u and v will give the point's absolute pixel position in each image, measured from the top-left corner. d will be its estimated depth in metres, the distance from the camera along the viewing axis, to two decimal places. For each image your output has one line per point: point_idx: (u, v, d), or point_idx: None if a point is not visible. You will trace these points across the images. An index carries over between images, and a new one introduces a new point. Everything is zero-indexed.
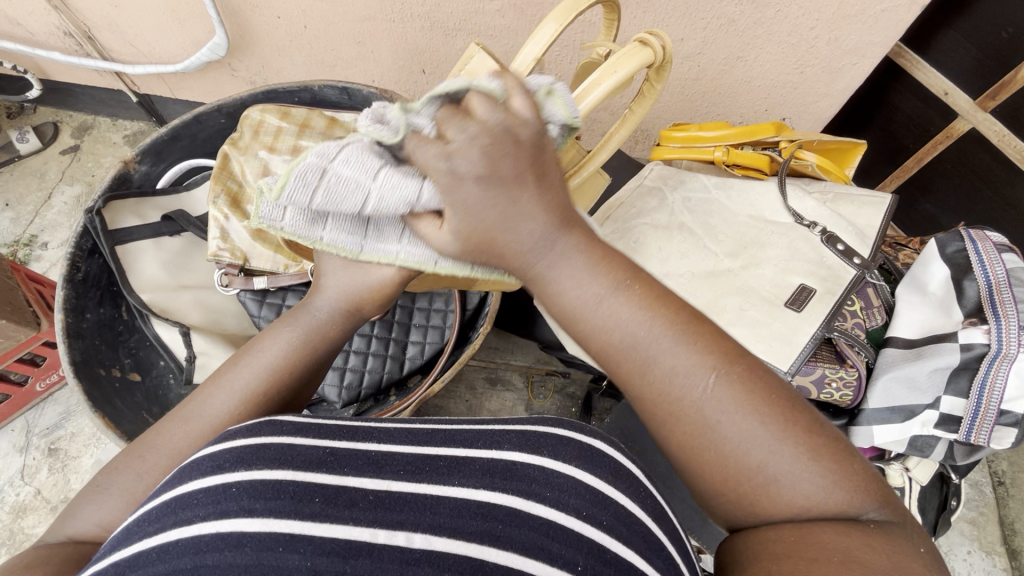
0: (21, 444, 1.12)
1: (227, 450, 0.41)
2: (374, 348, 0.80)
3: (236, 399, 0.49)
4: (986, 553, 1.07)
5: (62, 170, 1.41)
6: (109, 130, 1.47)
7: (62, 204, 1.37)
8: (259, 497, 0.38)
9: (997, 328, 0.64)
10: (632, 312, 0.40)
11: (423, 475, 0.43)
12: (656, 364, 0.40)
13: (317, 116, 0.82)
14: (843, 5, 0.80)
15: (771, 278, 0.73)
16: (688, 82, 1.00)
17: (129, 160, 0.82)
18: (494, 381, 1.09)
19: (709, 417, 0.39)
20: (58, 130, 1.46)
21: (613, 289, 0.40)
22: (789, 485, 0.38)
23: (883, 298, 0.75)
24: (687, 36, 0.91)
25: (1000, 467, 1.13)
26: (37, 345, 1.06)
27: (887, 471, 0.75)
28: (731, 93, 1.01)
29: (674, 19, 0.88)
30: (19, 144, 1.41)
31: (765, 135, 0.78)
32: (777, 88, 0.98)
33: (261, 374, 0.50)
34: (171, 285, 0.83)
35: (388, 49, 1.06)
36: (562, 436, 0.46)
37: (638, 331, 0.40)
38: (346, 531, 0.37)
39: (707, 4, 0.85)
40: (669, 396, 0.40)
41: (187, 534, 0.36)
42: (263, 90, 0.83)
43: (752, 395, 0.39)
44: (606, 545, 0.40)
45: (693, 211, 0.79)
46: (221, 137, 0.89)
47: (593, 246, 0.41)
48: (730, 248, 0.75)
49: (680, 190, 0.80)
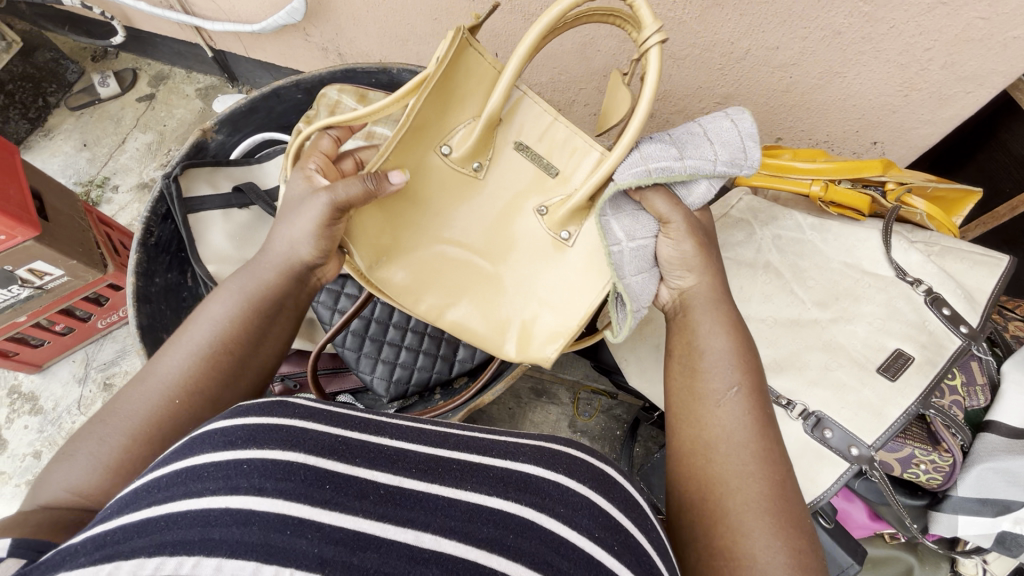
0: (80, 375, 1.19)
1: (237, 427, 0.42)
2: (425, 346, 0.81)
3: (187, 354, 0.55)
4: None
5: (136, 117, 1.46)
6: (183, 81, 1.50)
7: (135, 149, 1.42)
8: (269, 477, 0.38)
9: None
10: (733, 377, 0.57)
11: (434, 476, 0.43)
12: (730, 426, 0.54)
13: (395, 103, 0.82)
14: (968, 27, 0.72)
15: (863, 338, 0.68)
16: (776, 94, 0.94)
17: (208, 129, 0.83)
18: (539, 392, 1.08)
19: (747, 487, 0.50)
20: (137, 77, 1.51)
21: (726, 353, 0.58)
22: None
23: (988, 374, 0.69)
24: (783, 45, 0.85)
25: None
26: (103, 286, 1.11)
27: (962, 560, 0.75)
28: (822, 111, 0.94)
29: (773, 25, 0.82)
30: (100, 88, 1.46)
31: (872, 173, 0.72)
32: (874, 110, 0.90)
33: (213, 329, 0.57)
34: (236, 258, 0.84)
35: None
36: (576, 457, 0.49)
37: (732, 391, 0.56)
38: (354, 522, 0.38)
39: (813, 12, 0.78)
40: (728, 451, 0.53)
41: (195, 505, 0.36)
42: (342, 69, 0.82)
43: (778, 497, 0.50)
44: (615, 569, 0.41)
45: (783, 251, 0.75)
46: (296, 112, 0.90)
47: (730, 324, 0.60)
48: (820, 297, 0.72)
49: (771, 227, 0.76)
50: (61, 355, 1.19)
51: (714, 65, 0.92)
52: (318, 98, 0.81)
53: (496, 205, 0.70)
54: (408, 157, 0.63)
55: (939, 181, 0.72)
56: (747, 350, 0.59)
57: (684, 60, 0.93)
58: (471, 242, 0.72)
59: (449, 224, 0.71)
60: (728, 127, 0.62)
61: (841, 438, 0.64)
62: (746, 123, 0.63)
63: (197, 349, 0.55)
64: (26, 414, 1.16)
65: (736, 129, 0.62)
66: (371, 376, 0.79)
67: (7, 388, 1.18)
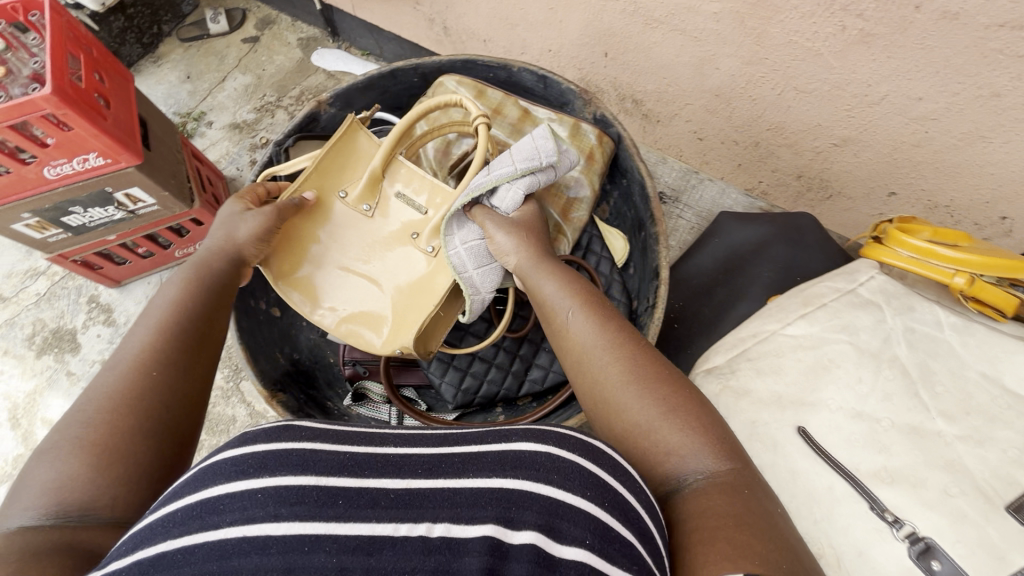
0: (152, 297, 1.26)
1: (244, 453, 0.42)
2: (499, 360, 0.81)
3: (149, 331, 0.55)
4: None
5: (239, 57, 1.50)
6: (288, 29, 1.52)
7: (233, 89, 1.46)
8: (283, 502, 0.39)
9: None
10: (570, 308, 0.62)
11: (439, 472, 0.44)
12: (586, 350, 0.59)
13: (511, 105, 0.82)
14: None
15: (993, 464, 0.51)
16: (904, 146, 0.86)
17: (322, 101, 0.83)
18: None
19: (619, 388, 0.54)
20: (246, 18, 1.54)
21: (558, 292, 0.64)
22: (677, 449, 0.50)
23: None
24: (927, 96, 0.77)
25: None
26: (188, 220, 1.15)
27: None
28: (952, 173, 0.85)
29: (921, 72, 0.74)
30: (211, 25, 1.50)
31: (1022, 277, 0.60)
32: (1014, 183, 0.81)
33: (167, 306, 0.58)
34: None
35: (577, 19, 0.99)
36: (564, 431, 0.47)
37: (573, 320, 0.61)
38: (369, 528, 0.39)
39: (973, 67, 0.70)
40: (592, 373, 0.57)
41: (211, 537, 0.37)
42: (463, 59, 0.82)
43: (647, 374, 0.54)
44: (610, 526, 0.42)
45: (912, 345, 0.60)
46: (409, 95, 0.90)
47: (552, 265, 0.68)
48: (944, 402, 0.55)
49: (903, 316, 0.62)
50: (139, 276, 1.26)
51: (841, 103, 0.85)
52: (435, 86, 0.82)
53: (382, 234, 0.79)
54: (314, 189, 0.76)
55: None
56: (575, 281, 0.66)
57: (809, 94, 0.86)
58: (359, 254, 0.79)
59: (342, 245, 0.78)
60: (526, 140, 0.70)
61: None
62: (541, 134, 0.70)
63: (163, 326, 0.56)
64: (100, 324, 1.24)
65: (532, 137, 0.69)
66: (440, 380, 0.80)
67: (87, 297, 1.26)
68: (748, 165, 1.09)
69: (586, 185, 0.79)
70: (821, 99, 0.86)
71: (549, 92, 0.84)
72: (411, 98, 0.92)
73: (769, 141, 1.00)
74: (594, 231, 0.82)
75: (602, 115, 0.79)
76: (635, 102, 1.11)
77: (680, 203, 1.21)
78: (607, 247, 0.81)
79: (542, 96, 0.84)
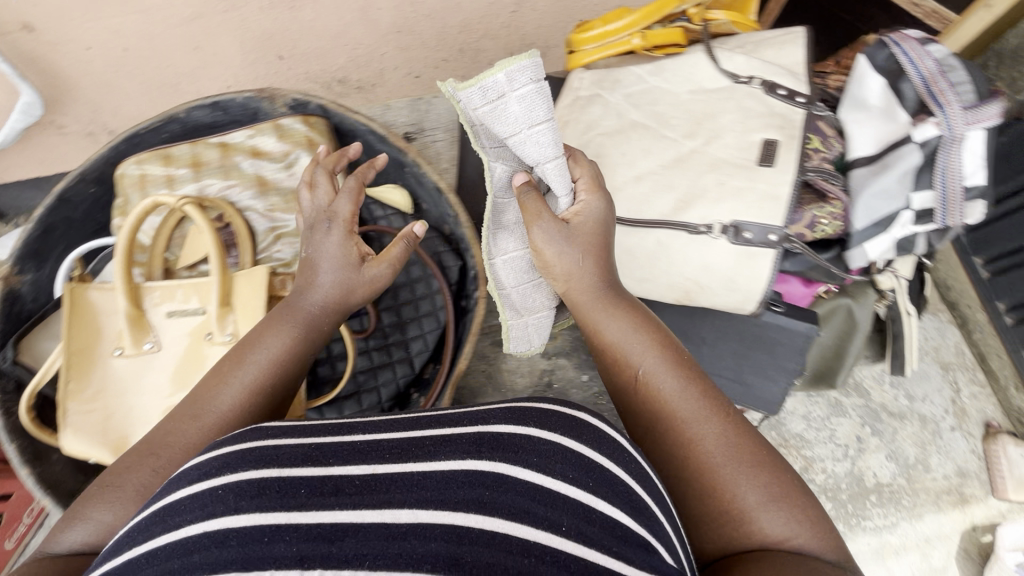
0: None
1: (211, 459, 0.45)
2: (378, 360, 0.90)
3: (240, 391, 0.58)
4: (933, 313, 1.29)
5: None
6: None
7: None
8: (243, 496, 0.41)
9: (944, 117, 0.68)
10: (653, 360, 0.59)
11: (407, 456, 0.46)
12: (674, 398, 0.56)
13: (204, 149, 0.82)
14: None
15: (734, 143, 0.76)
16: None
17: (8, 274, 0.79)
18: (501, 342, 1.10)
19: (708, 437, 0.53)
20: None
21: (636, 340, 0.61)
22: (767, 516, 0.49)
23: (833, 124, 0.78)
24: None
25: None
26: None
27: (880, 279, 0.83)
28: None
29: None
30: None
31: (675, 4, 0.83)
32: None
33: (263, 367, 0.60)
34: None
35: (230, 41, 0.93)
36: (546, 409, 0.50)
37: (654, 369, 0.58)
38: (333, 514, 0.41)
39: None
40: (677, 417, 0.55)
41: (174, 537, 0.40)
42: (128, 138, 0.82)
43: (738, 438, 0.53)
44: (592, 505, 0.44)
45: (638, 105, 0.82)
46: (100, 208, 0.88)
47: (630, 317, 0.63)
48: (686, 129, 0.78)
49: (618, 89, 0.83)
50: None
51: None
52: (118, 180, 0.81)
53: (176, 349, 0.73)
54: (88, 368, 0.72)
55: (727, 24, 0.86)
56: (656, 332, 0.62)
57: None
58: (159, 383, 0.73)
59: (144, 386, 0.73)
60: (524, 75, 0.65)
61: (759, 232, 0.72)
62: (524, 73, 0.65)
63: (238, 381, 0.59)
64: None
65: (524, 69, 0.65)
66: (347, 412, 0.87)
67: None
68: (470, 72, 1.14)
69: None
70: None
71: (232, 113, 0.86)
72: (103, 210, 0.90)
73: (469, 42, 1.06)
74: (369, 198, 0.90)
75: (293, 100, 0.83)
76: (343, 83, 1.09)
77: (427, 130, 1.17)
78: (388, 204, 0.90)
79: (229, 121, 0.87)
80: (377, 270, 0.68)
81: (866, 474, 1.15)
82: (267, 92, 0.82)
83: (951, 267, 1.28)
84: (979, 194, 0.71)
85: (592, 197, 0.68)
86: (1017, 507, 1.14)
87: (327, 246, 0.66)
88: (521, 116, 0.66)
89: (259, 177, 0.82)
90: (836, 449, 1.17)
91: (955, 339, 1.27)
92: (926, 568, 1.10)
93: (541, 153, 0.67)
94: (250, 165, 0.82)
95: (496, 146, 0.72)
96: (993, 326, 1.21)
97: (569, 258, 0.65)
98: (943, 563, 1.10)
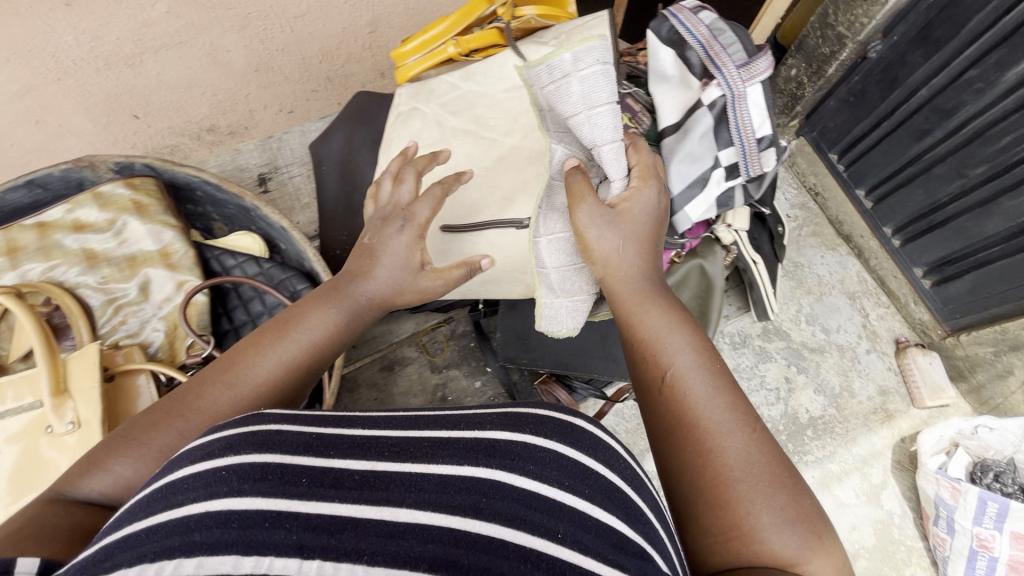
0: None
1: (217, 439, 0.41)
2: None
3: (276, 365, 0.56)
4: (832, 249, 1.37)
5: None
6: None
7: None
8: (247, 479, 0.37)
9: (723, 78, 0.70)
10: (687, 356, 0.56)
11: (406, 455, 0.43)
12: (699, 395, 0.52)
13: (19, 233, 0.77)
14: None
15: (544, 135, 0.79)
16: None
17: None
18: (391, 365, 1.08)
19: (727, 437, 0.49)
20: None
21: (674, 334, 0.57)
22: (774, 532, 0.45)
23: (641, 101, 0.82)
24: None
25: (812, 182, 1.41)
26: None
27: (720, 235, 0.87)
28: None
29: None
30: None
31: (480, 9, 0.82)
32: None
33: (303, 347, 0.58)
34: None
35: (72, 107, 0.87)
36: (542, 416, 0.47)
37: (685, 364, 0.55)
38: (332, 507, 0.37)
39: None
40: (698, 413, 0.51)
41: (175, 514, 0.35)
42: None
43: (761, 450, 0.49)
44: (589, 512, 0.41)
45: (454, 112, 0.82)
46: None
47: (671, 315, 0.60)
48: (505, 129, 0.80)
49: (433, 100, 0.83)
50: None
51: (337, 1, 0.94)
52: None
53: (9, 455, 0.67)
54: None
55: (540, 18, 0.82)
56: (694, 333, 0.58)
57: (309, 14, 0.93)
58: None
59: None
60: (587, 61, 0.67)
61: None
62: (584, 59, 0.67)
63: (275, 357, 0.56)
64: None
65: (596, 49, 0.67)
66: None
67: None
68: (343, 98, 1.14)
69: (162, 228, 0.83)
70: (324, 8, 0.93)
71: (53, 188, 0.83)
72: None
73: (334, 69, 1.06)
74: (217, 249, 0.90)
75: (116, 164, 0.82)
76: (213, 130, 1.05)
77: (282, 167, 1.12)
78: (237, 252, 0.89)
79: (51, 197, 0.85)
80: (434, 284, 0.66)
81: (800, 411, 1.21)
82: (84, 160, 0.81)
83: (840, 203, 1.36)
84: (770, 143, 0.73)
85: (643, 189, 0.67)
86: (936, 411, 1.22)
87: (396, 245, 0.64)
88: (600, 83, 0.67)
89: (88, 251, 0.81)
90: (769, 394, 1.23)
91: (856, 268, 1.35)
92: (868, 486, 1.16)
93: (601, 132, 0.68)
94: (75, 241, 0.80)
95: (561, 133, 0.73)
96: (885, 251, 1.30)
97: (607, 243, 0.62)
98: (882, 478, 1.16)
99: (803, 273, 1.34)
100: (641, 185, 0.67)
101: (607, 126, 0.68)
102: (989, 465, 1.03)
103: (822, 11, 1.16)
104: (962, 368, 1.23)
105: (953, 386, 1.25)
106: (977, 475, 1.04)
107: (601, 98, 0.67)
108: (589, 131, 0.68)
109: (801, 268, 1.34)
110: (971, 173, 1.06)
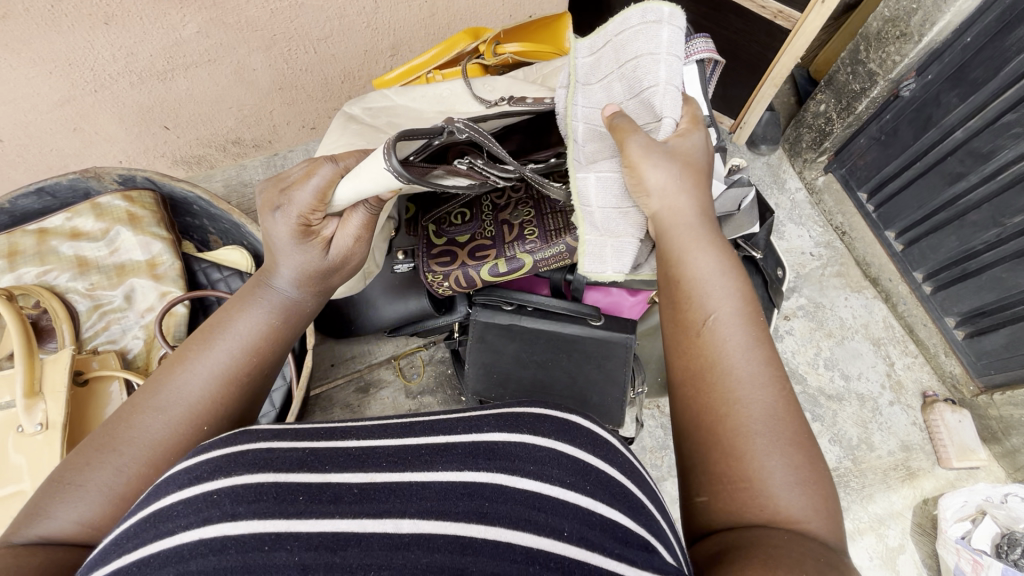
0: None
1: (202, 460, 0.38)
2: None
3: (212, 379, 0.47)
4: (858, 291, 1.29)
5: None
6: None
7: None
8: (241, 500, 0.34)
9: None
10: (732, 302, 0.47)
11: (404, 462, 0.39)
12: (733, 346, 0.45)
13: (20, 238, 0.85)
14: None
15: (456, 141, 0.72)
16: (427, 19, 1.03)
17: None
18: (366, 387, 1.09)
19: (751, 390, 0.43)
20: None
21: (721, 279, 0.48)
22: (783, 492, 0.40)
23: None
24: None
25: (839, 221, 1.34)
26: None
27: None
28: (469, 18, 1.09)
29: None
30: None
31: (462, 44, 0.87)
32: (476, 7, 1.07)
33: (243, 348, 0.50)
34: None
35: (107, 115, 0.93)
36: (539, 412, 0.43)
37: (727, 309, 0.46)
38: (332, 524, 0.34)
39: None
40: (727, 361, 0.44)
41: (168, 543, 0.32)
42: None
43: (786, 407, 0.43)
44: (592, 509, 0.38)
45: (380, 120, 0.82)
46: None
47: (725, 254, 0.50)
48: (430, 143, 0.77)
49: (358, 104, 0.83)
50: None
51: (361, 26, 0.98)
52: None
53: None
54: None
55: (520, 55, 0.85)
56: (743, 279, 0.49)
57: (331, 37, 0.96)
58: None
59: None
60: (656, 20, 0.59)
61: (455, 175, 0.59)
62: (652, 15, 0.59)
63: (208, 366, 0.48)
64: None
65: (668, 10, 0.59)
66: None
67: None
68: None
69: (153, 239, 0.89)
70: (348, 32, 0.97)
71: (62, 195, 0.90)
72: None
73: (358, 90, 1.12)
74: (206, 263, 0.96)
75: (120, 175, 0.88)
76: (241, 141, 1.11)
77: None
78: (225, 266, 0.94)
79: (61, 202, 0.92)
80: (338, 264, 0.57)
81: None
82: (91, 171, 0.87)
83: (868, 244, 1.29)
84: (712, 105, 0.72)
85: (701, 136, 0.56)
86: (964, 474, 1.13)
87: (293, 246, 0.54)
88: (664, 32, 0.59)
89: (82, 258, 0.87)
90: None
91: (882, 314, 1.27)
92: (883, 549, 1.08)
93: (658, 78, 0.58)
94: (69, 248, 0.87)
95: (593, 85, 0.64)
96: (916, 296, 1.24)
97: (660, 170, 0.52)
98: (900, 541, 1.08)
99: (824, 315, 1.27)
100: (697, 140, 0.56)
101: (662, 73, 0.58)
102: (1017, 539, 0.97)
103: (854, 47, 1.12)
104: (995, 430, 1.16)
105: (985, 447, 1.17)
106: (1003, 549, 0.98)
107: (666, 48, 0.58)
108: (648, 79, 0.58)
109: (822, 310, 1.27)
110: (1007, 223, 1.00)
